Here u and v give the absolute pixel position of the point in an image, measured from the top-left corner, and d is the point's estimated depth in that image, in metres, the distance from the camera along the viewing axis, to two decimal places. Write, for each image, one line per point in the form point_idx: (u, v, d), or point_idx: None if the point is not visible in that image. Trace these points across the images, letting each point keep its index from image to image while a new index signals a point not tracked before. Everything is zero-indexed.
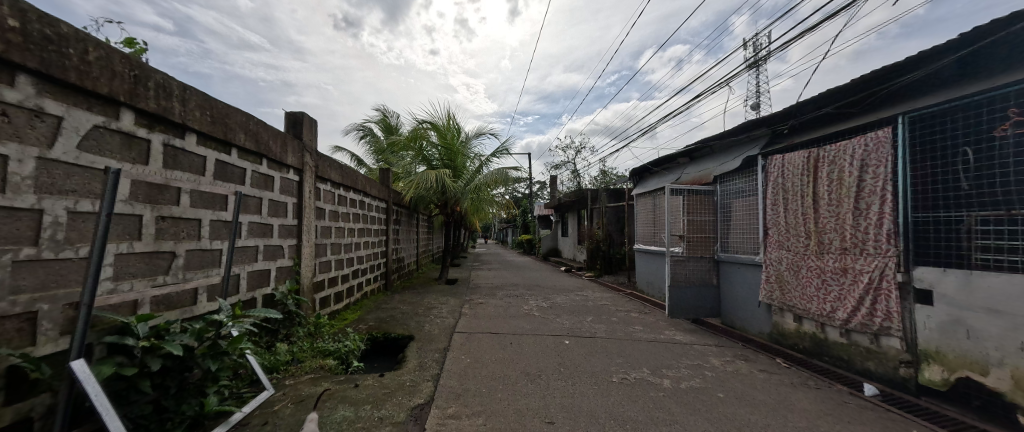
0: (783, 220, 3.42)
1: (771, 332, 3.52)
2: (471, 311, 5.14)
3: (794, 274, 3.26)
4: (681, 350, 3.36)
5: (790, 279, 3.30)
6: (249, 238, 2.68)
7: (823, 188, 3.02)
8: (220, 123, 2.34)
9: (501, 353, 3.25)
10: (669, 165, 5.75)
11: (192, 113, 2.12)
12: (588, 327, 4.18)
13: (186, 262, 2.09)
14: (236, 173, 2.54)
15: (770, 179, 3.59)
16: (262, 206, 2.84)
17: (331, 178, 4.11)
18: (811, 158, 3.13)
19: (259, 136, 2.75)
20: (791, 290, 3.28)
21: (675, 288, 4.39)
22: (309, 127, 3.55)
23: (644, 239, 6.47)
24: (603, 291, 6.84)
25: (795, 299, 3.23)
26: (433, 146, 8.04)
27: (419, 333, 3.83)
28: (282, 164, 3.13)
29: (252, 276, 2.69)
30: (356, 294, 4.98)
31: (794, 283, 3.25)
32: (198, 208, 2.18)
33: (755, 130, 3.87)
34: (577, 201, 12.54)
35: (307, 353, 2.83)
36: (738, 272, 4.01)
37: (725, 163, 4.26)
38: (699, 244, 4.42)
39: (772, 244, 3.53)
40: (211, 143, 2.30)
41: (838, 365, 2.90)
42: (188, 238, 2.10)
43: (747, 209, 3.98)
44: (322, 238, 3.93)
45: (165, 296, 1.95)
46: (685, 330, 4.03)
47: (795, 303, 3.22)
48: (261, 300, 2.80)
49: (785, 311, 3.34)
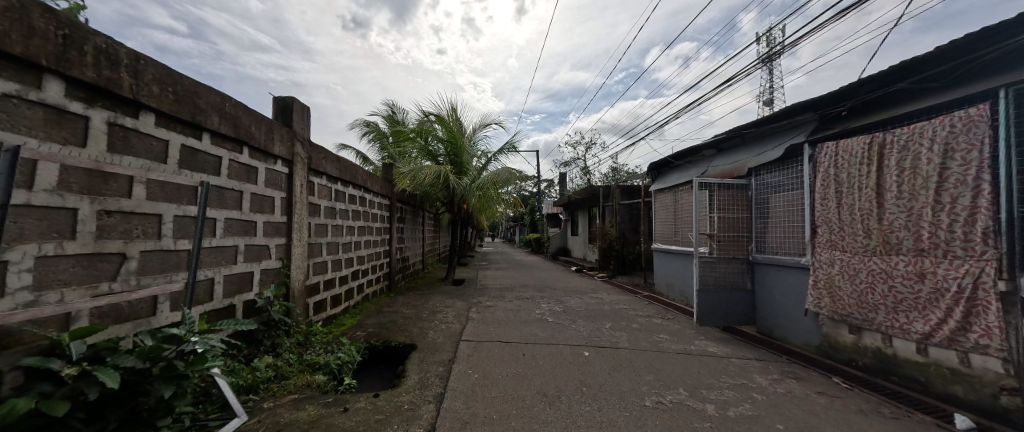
0: (834, 217, 2.97)
1: (821, 345, 3.09)
2: (478, 315, 4.78)
3: (848, 278, 2.82)
4: (718, 364, 2.95)
5: (843, 285, 2.85)
6: (226, 238, 2.35)
7: (891, 179, 2.58)
8: (188, 103, 2.01)
9: (514, 367, 2.88)
10: (693, 157, 5.30)
11: (149, 89, 1.78)
12: (609, 335, 3.78)
13: (142, 266, 1.76)
14: (210, 162, 2.21)
15: (816, 170, 3.15)
16: (243, 201, 2.50)
17: (327, 171, 3.77)
18: (875, 145, 2.69)
19: (238, 121, 2.41)
20: (844, 297, 2.84)
21: (705, 293, 3.95)
22: (301, 114, 3.21)
23: (664, 237, 6.03)
24: (619, 294, 6.43)
25: (850, 307, 2.79)
26: (439, 141, 7.71)
27: (422, 342, 3.48)
28: (268, 154, 2.79)
29: (230, 280, 2.36)
30: (355, 297, 4.65)
31: (849, 289, 2.80)
32: (158, 202, 1.85)
33: (796, 115, 3.43)
34: (589, 199, 12.10)
35: (294, 367, 2.50)
36: (777, 275, 3.57)
37: (762, 153, 3.80)
38: (731, 245, 3.97)
39: (821, 243, 3.08)
40: (177, 125, 1.97)
41: (910, 387, 2.48)
42: (144, 237, 1.77)
43: (787, 204, 3.53)
44: (316, 237, 3.59)
45: (113, 307, 1.62)
46: (717, 341, 3.61)
47: (850, 311, 2.78)
48: (242, 307, 2.47)
49: (837, 321, 2.91)
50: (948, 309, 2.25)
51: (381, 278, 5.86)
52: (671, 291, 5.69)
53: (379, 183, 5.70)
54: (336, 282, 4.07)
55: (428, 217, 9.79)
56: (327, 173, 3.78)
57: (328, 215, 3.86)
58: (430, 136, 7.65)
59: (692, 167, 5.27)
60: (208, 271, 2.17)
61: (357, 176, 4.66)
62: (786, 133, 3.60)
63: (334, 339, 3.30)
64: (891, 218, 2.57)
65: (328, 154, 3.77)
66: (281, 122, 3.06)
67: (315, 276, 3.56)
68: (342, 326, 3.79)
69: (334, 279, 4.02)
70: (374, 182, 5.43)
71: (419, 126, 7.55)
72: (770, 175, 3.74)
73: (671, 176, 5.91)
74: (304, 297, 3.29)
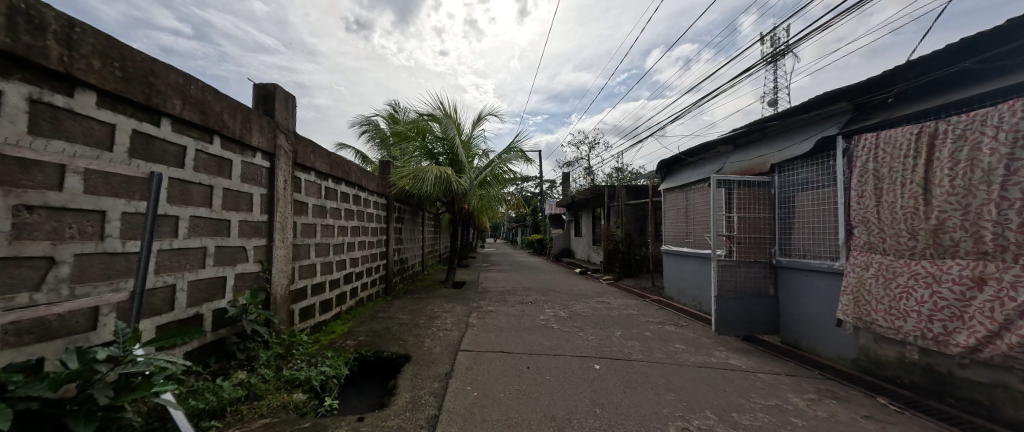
0: (873, 216, 2.67)
1: (858, 359, 2.78)
2: (479, 321, 4.49)
3: (880, 282, 2.55)
4: (744, 380, 2.65)
5: (873, 289, 2.58)
6: (192, 239, 2.07)
7: (943, 172, 2.28)
8: (141, 82, 1.73)
9: (518, 384, 2.59)
10: (707, 154, 5.00)
11: (87, 62, 1.51)
12: (620, 344, 3.49)
13: (77, 271, 1.48)
14: (171, 152, 1.93)
15: (854, 166, 2.84)
16: (213, 197, 2.22)
17: (316, 167, 3.50)
18: (925, 135, 2.38)
19: (207, 107, 2.14)
20: (872, 301, 2.58)
21: (724, 300, 3.62)
22: (284, 103, 2.94)
23: (675, 239, 5.73)
24: (627, 297, 6.13)
25: (877, 313, 2.55)
26: (437, 138, 7.44)
27: (417, 352, 3.20)
28: (245, 145, 2.51)
29: (196, 287, 2.09)
30: (348, 302, 4.37)
31: (879, 294, 2.54)
32: (99, 196, 1.57)
33: (828, 105, 3.13)
34: (593, 199, 11.80)
35: (270, 385, 2.22)
36: (806, 281, 3.26)
37: (788, 148, 3.50)
38: (752, 247, 3.67)
39: (856, 245, 2.77)
40: (127, 108, 1.70)
41: (970, 410, 2.17)
42: (79, 237, 1.50)
43: (815, 203, 3.23)
44: (302, 238, 3.31)
45: (35, 322, 1.35)
46: (739, 352, 3.30)
47: (877, 318, 2.54)
48: (211, 317, 2.19)
49: (864, 329, 2.66)
50: (1006, 321, 1.97)
51: (377, 281, 5.57)
52: (683, 295, 5.39)
53: (375, 181, 5.42)
54: (326, 287, 3.79)
55: (428, 217, 9.51)
56: (316, 168, 3.50)
57: (317, 214, 3.58)
58: (428, 134, 7.39)
59: (706, 165, 4.97)
60: (167, 277, 1.90)
61: (350, 173, 4.39)
62: (814, 126, 3.31)
63: (321, 349, 3.02)
64: (942, 217, 2.27)
65: (317, 149, 3.50)
66: (262, 112, 2.79)
67: (301, 281, 3.28)
68: (331, 334, 3.50)
69: (324, 283, 3.74)
70: (370, 180, 5.15)
71: (417, 124, 7.28)
72: (795, 171, 3.44)
73: (682, 174, 5.62)
74: (288, 304, 3.01)
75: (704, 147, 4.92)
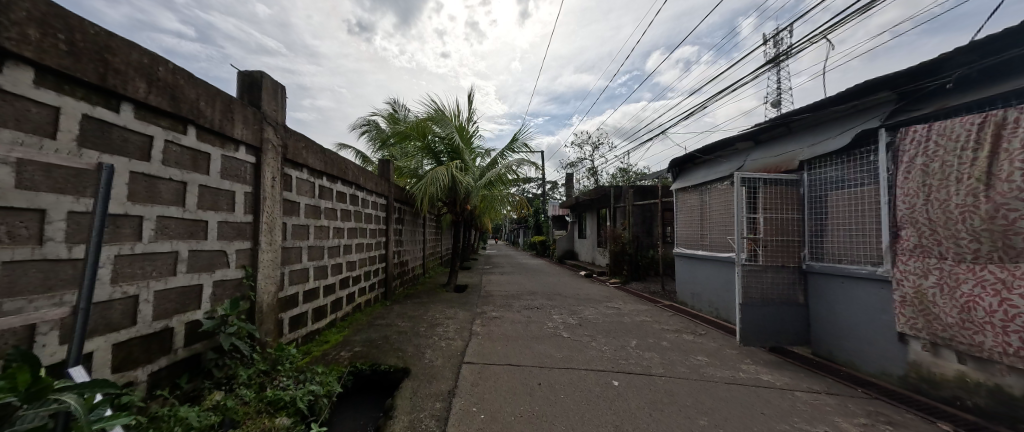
0: (921, 217, 2.39)
1: (909, 377, 2.50)
2: (483, 329, 4.22)
3: (945, 293, 2.27)
4: (781, 400, 2.38)
5: (938, 301, 2.30)
6: (160, 242, 1.81)
7: (1010, 166, 2.00)
8: (94, 60, 1.48)
9: (530, 404, 2.32)
10: (724, 151, 4.72)
11: (20, 32, 1.26)
12: (637, 356, 3.21)
13: (5, 282, 1.23)
14: (133, 142, 1.68)
15: (899, 162, 2.56)
16: (187, 195, 1.97)
17: (309, 163, 3.24)
18: (991, 125, 2.11)
19: (179, 93, 1.88)
20: (941, 315, 2.29)
21: (750, 307, 3.34)
22: (271, 93, 2.68)
23: (689, 241, 5.44)
24: (637, 302, 5.85)
25: (952, 327, 2.25)
26: (438, 136, 7.18)
27: (417, 365, 2.94)
28: (227, 138, 2.26)
29: (165, 297, 1.83)
30: (344, 308, 4.10)
31: (947, 305, 2.26)
32: (37, 191, 1.31)
33: (866, 96, 2.86)
34: (598, 200, 11.51)
35: (250, 408, 1.95)
36: (843, 289, 2.97)
37: (821, 143, 3.23)
38: (779, 250, 3.40)
39: (904, 249, 2.50)
40: (76, 89, 1.45)
41: None
42: (8, 241, 1.24)
43: (851, 202, 2.95)
44: (293, 240, 3.04)
45: None
46: (769, 366, 3.02)
47: (954, 333, 2.23)
48: (184, 330, 1.93)
49: (935, 345, 2.35)
50: None
51: (376, 285, 5.31)
52: (698, 301, 5.11)
53: (374, 180, 5.16)
54: (319, 293, 3.52)
55: (429, 218, 9.25)
56: (308, 165, 3.24)
57: (309, 215, 3.32)
58: (429, 131, 7.14)
59: (723, 162, 4.71)
60: (127, 286, 1.64)
61: (347, 171, 4.14)
62: (852, 118, 3.03)
63: (311, 364, 2.75)
64: (1010, 216, 1.99)
65: (309, 144, 3.24)
66: (247, 101, 2.54)
67: (292, 287, 3.02)
68: (323, 346, 3.22)
69: (317, 289, 3.48)
70: (368, 179, 4.90)
71: (417, 120, 7.02)
72: (828, 168, 3.16)
73: (696, 172, 5.34)
74: (276, 313, 2.74)
75: (720, 144, 4.64)
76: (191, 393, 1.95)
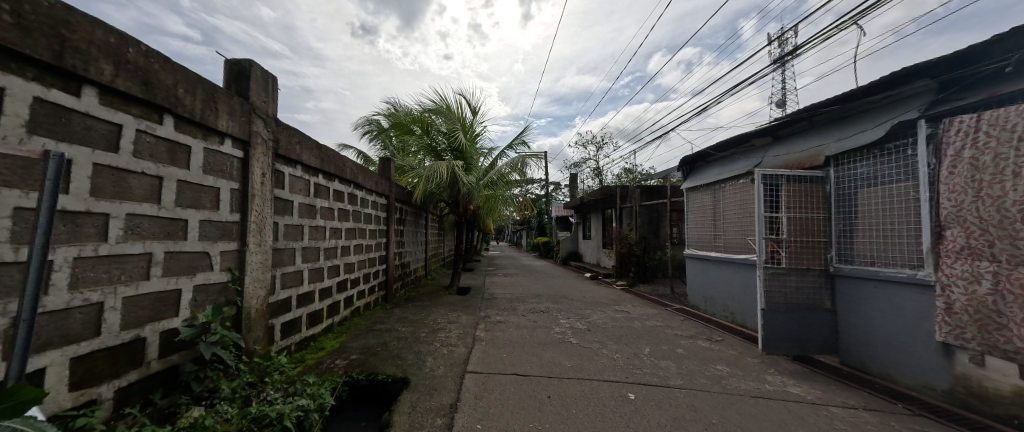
0: (972, 215, 2.17)
1: (956, 391, 2.28)
2: (487, 334, 4.02)
3: (1007, 300, 2.03)
4: (816, 417, 2.16)
5: (999, 309, 2.06)
6: (130, 243, 1.63)
7: None
8: (46, 35, 1.30)
9: (539, 419, 2.12)
10: (740, 148, 4.51)
11: None
12: (652, 365, 3.00)
13: None
14: (98, 130, 1.50)
15: (944, 155, 2.33)
16: (163, 191, 1.79)
17: (303, 160, 3.06)
18: None
19: (153, 78, 1.71)
20: (1003, 325, 2.06)
21: (773, 313, 3.12)
22: (261, 83, 2.50)
23: (701, 243, 5.23)
24: (646, 306, 5.63)
25: (1018, 340, 2.00)
26: (441, 134, 7.00)
27: (416, 374, 2.74)
28: (210, 130, 2.08)
29: (136, 304, 1.65)
30: (341, 313, 3.92)
31: (1010, 314, 2.03)
32: None
33: (903, 84, 2.63)
34: (603, 200, 11.29)
35: (231, 427, 1.75)
36: (877, 294, 2.74)
37: (850, 137, 3.01)
38: (804, 252, 3.18)
39: (952, 251, 2.27)
40: (26, 68, 1.27)
41: None
42: None
43: (885, 199, 2.73)
44: (286, 241, 2.87)
45: None
46: (796, 377, 2.80)
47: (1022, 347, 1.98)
48: (158, 340, 1.75)
49: (991, 358, 2.12)
50: None
51: (376, 288, 5.12)
52: (711, 305, 4.89)
53: (374, 179, 4.98)
54: (315, 297, 3.34)
55: (431, 218, 9.07)
56: (302, 162, 3.06)
57: (304, 214, 3.14)
58: (431, 129, 6.96)
59: (739, 159, 4.49)
60: (89, 293, 1.46)
61: (345, 169, 3.96)
62: (886, 109, 2.80)
63: (303, 374, 2.56)
64: None
65: (304, 139, 3.06)
66: (233, 91, 2.35)
67: (284, 291, 2.83)
68: (318, 353, 3.04)
69: (313, 292, 3.29)
70: (368, 178, 4.71)
71: (419, 117, 6.85)
72: (859, 163, 2.94)
73: (709, 170, 5.13)
74: (266, 319, 2.56)
75: (736, 140, 4.41)
76: (166, 410, 1.77)
